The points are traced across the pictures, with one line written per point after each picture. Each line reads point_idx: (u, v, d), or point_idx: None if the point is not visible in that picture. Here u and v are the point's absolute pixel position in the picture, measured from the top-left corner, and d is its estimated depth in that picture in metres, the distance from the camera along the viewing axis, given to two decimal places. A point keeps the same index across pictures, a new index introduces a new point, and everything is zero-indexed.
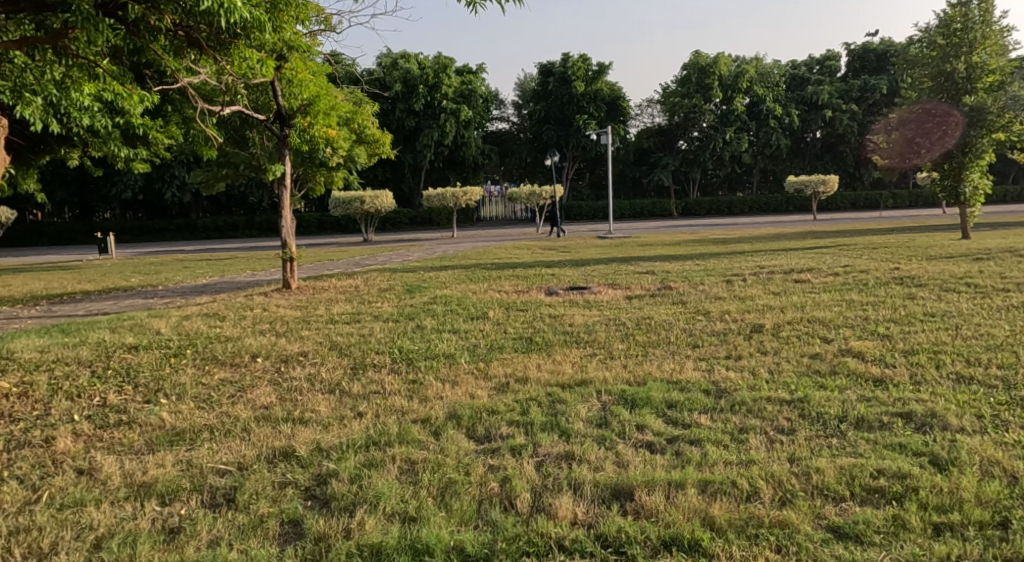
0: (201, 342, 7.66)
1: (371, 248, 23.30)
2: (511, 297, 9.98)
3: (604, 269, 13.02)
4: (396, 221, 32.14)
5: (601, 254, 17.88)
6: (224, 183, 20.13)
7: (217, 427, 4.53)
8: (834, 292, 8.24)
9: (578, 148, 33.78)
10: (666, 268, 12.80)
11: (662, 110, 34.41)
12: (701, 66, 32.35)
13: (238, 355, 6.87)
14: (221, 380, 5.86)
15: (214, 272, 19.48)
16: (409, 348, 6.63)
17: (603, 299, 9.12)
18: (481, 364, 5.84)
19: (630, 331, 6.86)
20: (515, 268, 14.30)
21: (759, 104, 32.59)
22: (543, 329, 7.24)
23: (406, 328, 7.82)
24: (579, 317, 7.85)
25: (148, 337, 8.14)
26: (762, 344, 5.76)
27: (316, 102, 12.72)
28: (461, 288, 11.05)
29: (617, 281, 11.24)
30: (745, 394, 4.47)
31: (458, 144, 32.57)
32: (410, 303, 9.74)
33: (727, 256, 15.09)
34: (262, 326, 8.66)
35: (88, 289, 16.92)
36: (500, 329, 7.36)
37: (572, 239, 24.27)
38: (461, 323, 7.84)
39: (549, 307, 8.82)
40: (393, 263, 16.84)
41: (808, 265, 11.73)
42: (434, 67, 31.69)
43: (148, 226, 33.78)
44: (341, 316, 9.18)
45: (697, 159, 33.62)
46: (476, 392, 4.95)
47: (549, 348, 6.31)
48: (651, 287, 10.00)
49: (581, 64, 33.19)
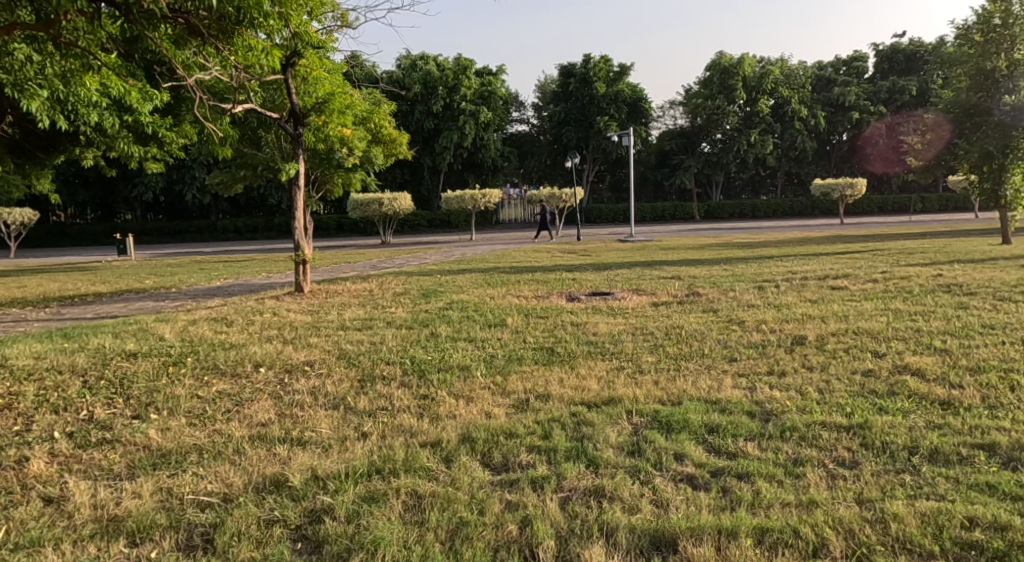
0: (205, 349, 7.24)
1: (389, 250, 22.93)
2: (530, 303, 9.54)
3: (628, 273, 12.52)
4: (415, 224, 31.78)
5: (623, 258, 17.37)
6: (240, 184, 19.84)
7: (205, 448, 4.11)
8: (877, 300, 7.70)
9: (599, 150, 33.28)
10: (692, 273, 12.29)
11: (685, 111, 33.83)
12: (725, 67, 31.84)
13: (241, 364, 6.47)
14: (220, 392, 5.45)
15: (229, 274, 19.20)
16: (422, 358, 6.20)
17: (628, 307, 8.66)
18: (499, 377, 5.39)
19: (661, 342, 6.39)
20: (535, 272, 13.84)
21: (784, 105, 31.93)
22: (565, 339, 6.78)
23: (419, 336, 7.40)
24: (603, 326, 7.38)
25: (152, 343, 7.77)
26: (807, 358, 5.26)
27: (331, 100, 12.28)
28: (479, 293, 10.61)
29: (641, 285, 10.78)
30: (796, 417, 4.00)
31: (478, 146, 32.19)
32: (425, 309, 9.31)
33: (755, 261, 14.54)
34: (270, 332, 8.27)
35: (102, 290, 16.69)
36: (519, 338, 6.91)
37: (592, 243, 23.79)
38: (477, 332, 7.39)
39: (571, 314, 8.35)
40: (410, 266, 16.44)
41: (843, 271, 11.20)
42: (454, 68, 31.37)
43: (167, 227, 33.69)
44: (353, 321, 8.77)
45: (720, 162, 33.00)
46: (493, 411, 4.51)
47: (573, 359, 5.85)
48: (678, 293, 9.54)
49: (602, 65, 32.88)
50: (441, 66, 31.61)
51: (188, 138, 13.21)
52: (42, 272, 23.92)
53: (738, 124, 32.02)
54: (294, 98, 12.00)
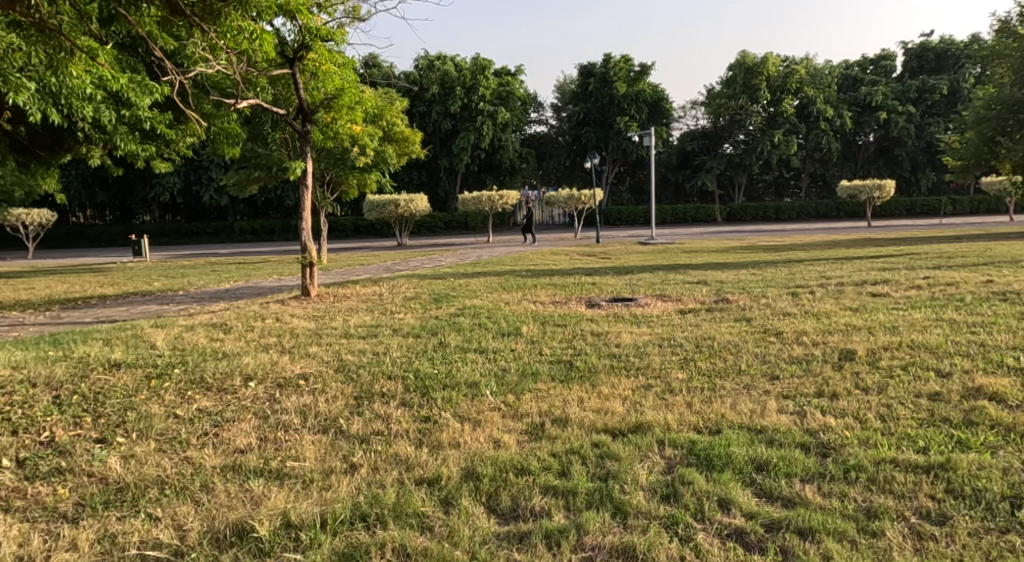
0: (195, 359, 6.72)
1: (404, 252, 22.40)
2: (547, 310, 8.97)
3: (650, 278, 11.89)
4: (431, 226, 31.28)
5: (644, 261, 16.73)
6: (254, 185, 19.43)
7: (169, 480, 3.62)
8: (926, 308, 7.05)
9: (618, 151, 32.65)
10: (720, 277, 11.67)
11: (707, 111, 33.14)
12: (748, 66, 31.15)
13: (231, 376, 5.94)
14: (202, 410, 4.94)
15: (240, 276, 18.75)
16: (428, 372, 5.62)
17: (653, 315, 8.08)
18: (511, 396, 4.80)
19: (692, 356, 5.78)
20: (552, 276, 13.25)
21: (809, 105, 31.13)
22: (586, 351, 6.18)
23: (426, 346, 6.83)
24: (627, 337, 6.76)
25: (141, 351, 7.25)
26: (861, 377, 4.62)
27: (341, 95, 11.57)
28: (494, 298, 10.05)
29: (666, 291, 10.20)
30: (862, 453, 3.45)
31: (495, 147, 31.66)
32: (436, 315, 8.73)
33: (784, 265, 13.87)
34: (269, 340, 7.72)
35: (109, 293, 16.28)
36: (535, 350, 6.30)
37: (612, 245, 23.13)
38: (489, 342, 6.81)
39: (591, 322, 7.74)
40: (424, 269, 15.90)
41: (882, 275, 10.55)
42: (472, 68, 30.88)
43: (184, 229, 33.37)
44: (358, 328, 8.21)
45: (742, 163, 32.25)
46: (504, 437, 3.95)
47: (596, 376, 5.25)
48: (706, 300, 8.94)
49: (623, 64, 32.29)
50: (459, 66, 31.12)
51: (194, 135, 12.75)
52: (54, 272, 23.60)
53: (762, 125, 31.27)
54: (302, 93, 11.39)
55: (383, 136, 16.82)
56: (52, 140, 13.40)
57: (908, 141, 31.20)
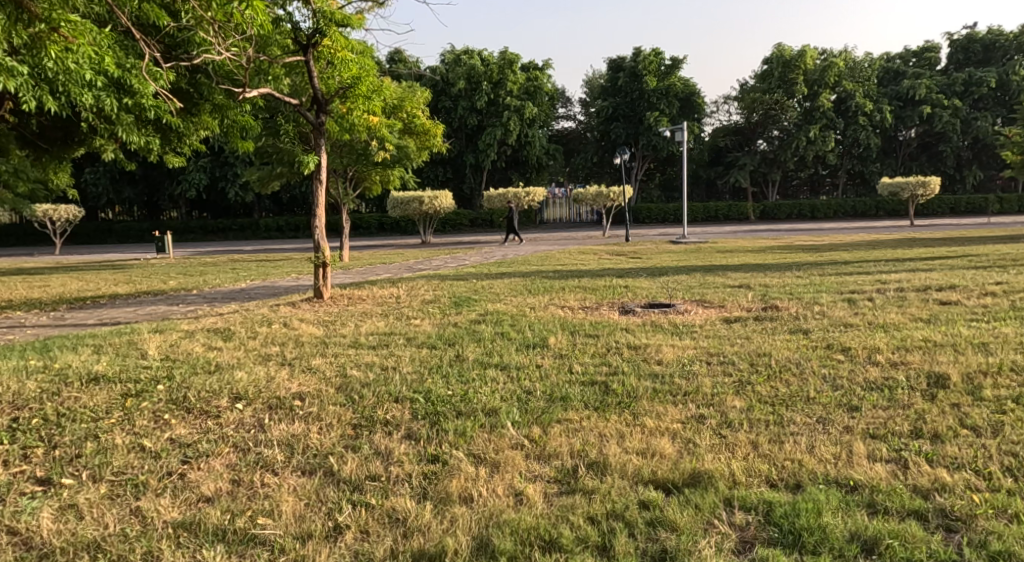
0: (185, 372, 6.02)
1: (428, 250, 21.66)
2: (576, 316, 8.23)
3: (687, 281, 11.07)
4: (456, 223, 30.59)
5: (678, 262, 15.81)
6: (275, 181, 18.85)
7: (107, 542, 3.09)
8: (1011, 321, 6.20)
9: (649, 147, 31.75)
10: (764, 280, 10.81)
11: (740, 107, 32.15)
12: (786, 60, 30.26)
13: (217, 396, 5.21)
14: (173, 439, 4.23)
15: (258, 275, 18.13)
16: (442, 394, 4.87)
17: (695, 324, 7.30)
18: (537, 428, 4.05)
19: (748, 377, 4.97)
20: (582, 277, 12.44)
21: (847, 100, 30.06)
22: (624, 370, 5.38)
23: (441, 360, 6.10)
24: (669, 352, 5.95)
25: (130, 362, 6.55)
26: (966, 412, 3.87)
27: (357, 84, 10.78)
28: (519, 302, 9.30)
29: (707, 295, 9.38)
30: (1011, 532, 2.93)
31: (522, 143, 30.86)
32: (455, 322, 7.97)
33: (831, 267, 13.01)
34: (270, 350, 7.00)
35: (124, 292, 15.71)
36: (565, 368, 5.55)
37: (644, 244, 22.27)
38: (512, 356, 6.05)
39: (626, 333, 6.94)
40: (447, 268, 15.20)
41: (945, 280, 9.62)
42: (499, 62, 30.10)
43: (210, 226, 32.99)
44: (368, 337, 7.46)
45: (777, 159, 31.17)
46: (528, 488, 3.32)
47: (637, 403, 4.47)
48: (753, 307, 8.15)
49: (653, 58, 31.34)
50: (486, 61, 30.37)
51: (206, 128, 12.12)
52: (74, 270, 23.16)
53: (798, 119, 30.17)
54: (316, 82, 10.65)
55: (404, 130, 16.07)
56: (63, 133, 12.82)
57: (953, 137, 29.89)
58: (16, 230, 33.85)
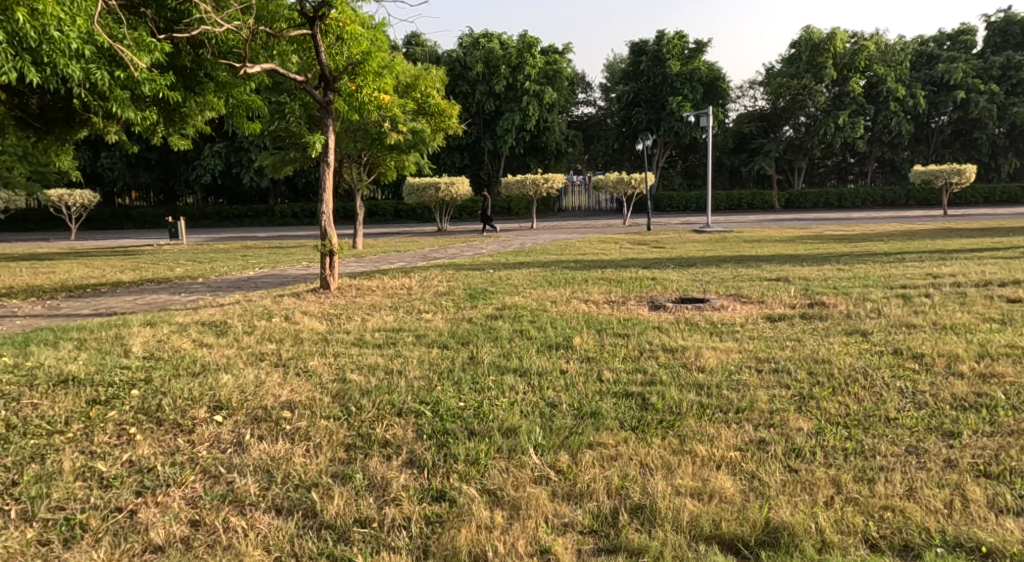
0: (166, 373, 5.39)
1: (445, 238, 21.02)
2: (603, 311, 7.55)
3: (717, 273, 10.36)
4: (472, 210, 29.93)
5: (706, 252, 15.03)
6: (288, 166, 18.23)
7: None
8: None
9: (670, 133, 30.73)
10: (803, 273, 10.06)
11: (766, 92, 31.22)
12: (814, 43, 29.09)
13: (195, 406, 4.55)
14: (131, 460, 3.56)
15: (269, 262, 17.54)
16: (453, 408, 4.20)
17: (735, 323, 6.61)
18: (565, 454, 3.42)
19: (808, 391, 4.24)
20: (605, 268, 11.71)
21: (878, 84, 29.04)
22: (663, 379, 4.66)
23: (453, 363, 5.43)
24: (710, 356, 5.25)
25: (110, 361, 5.89)
26: None
27: (368, 60, 10.15)
28: (540, 296, 8.63)
29: (743, 289, 8.66)
30: None
31: (541, 129, 30.08)
32: (469, 319, 7.29)
33: (873, 258, 12.20)
34: (266, 347, 6.36)
35: (130, 279, 15.13)
36: (594, 376, 4.85)
37: (666, 233, 21.51)
38: (532, 360, 5.37)
39: (659, 333, 6.22)
40: (463, 257, 14.55)
41: (1003, 274, 8.84)
42: (519, 46, 29.24)
43: (226, 211, 32.45)
44: (374, 333, 6.80)
45: (804, 146, 30.25)
46: (558, 544, 2.87)
47: (683, 422, 3.78)
48: (796, 303, 7.43)
49: (677, 41, 30.41)
50: (505, 44, 29.54)
51: (211, 108, 11.49)
52: (85, 255, 22.62)
53: (826, 105, 29.22)
54: (324, 58, 9.91)
55: (418, 110, 15.35)
56: (64, 114, 12.20)
57: (990, 123, 28.79)
58: (33, 215, 33.51)
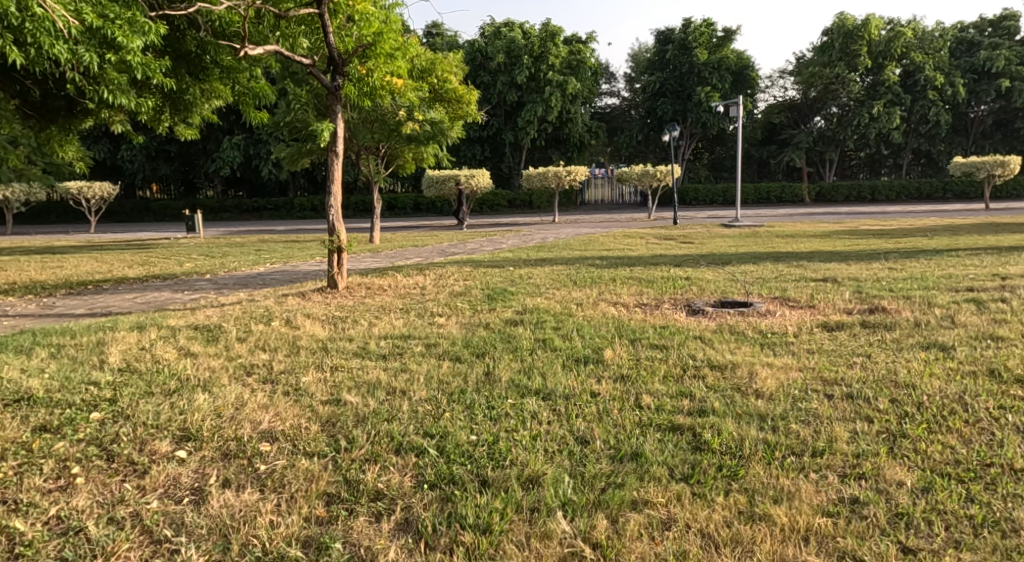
0: (136, 391, 4.68)
1: (465, 232, 20.32)
2: (634, 316, 6.79)
3: (757, 272, 9.56)
4: (493, 204, 29.19)
5: (738, 248, 14.22)
6: (303, 158, 17.58)
7: None
8: None
9: (698, 124, 29.81)
10: (852, 272, 9.22)
11: (797, 82, 30.16)
12: (847, 30, 27.96)
13: (157, 436, 3.83)
14: (61, 517, 2.97)
15: (282, 257, 16.91)
16: (462, 445, 3.49)
17: (787, 333, 5.82)
18: (603, 519, 2.82)
19: (896, 427, 3.45)
20: (635, 266, 10.94)
21: (915, 73, 27.94)
22: (714, 407, 3.88)
23: (464, 381, 4.67)
24: (766, 376, 4.45)
25: (78, 375, 5.16)
26: None
27: (380, 41, 9.38)
28: (565, 297, 7.89)
29: (789, 291, 7.86)
30: None
31: (564, 120, 29.27)
32: (486, 325, 6.54)
33: (923, 255, 11.32)
34: (258, 358, 5.64)
35: (136, 274, 14.51)
36: (631, 401, 4.08)
37: (694, 227, 20.68)
38: (558, 379, 4.59)
39: (702, 345, 5.44)
40: (482, 252, 13.83)
41: None
42: (542, 35, 28.44)
43: (245, 204, 31.91)
44: (380, 342, 6.07)
45: (836, 138, 29.25)
46: None
47: (750, 470, 3.07)
48: (852, 310, 6.62)
49: (704, 30, 29.48)
50: (527, 34, 28.75)
51: (215, 94, 10.81)
52: (100, 249, 22.12)
53: (860, 95, 28.26)
54: (332, 39, 9.24)
55: (434, 98, 14.61)
56: (66, 102, 11.55)
57: None
58: (57, 208, 33.22)
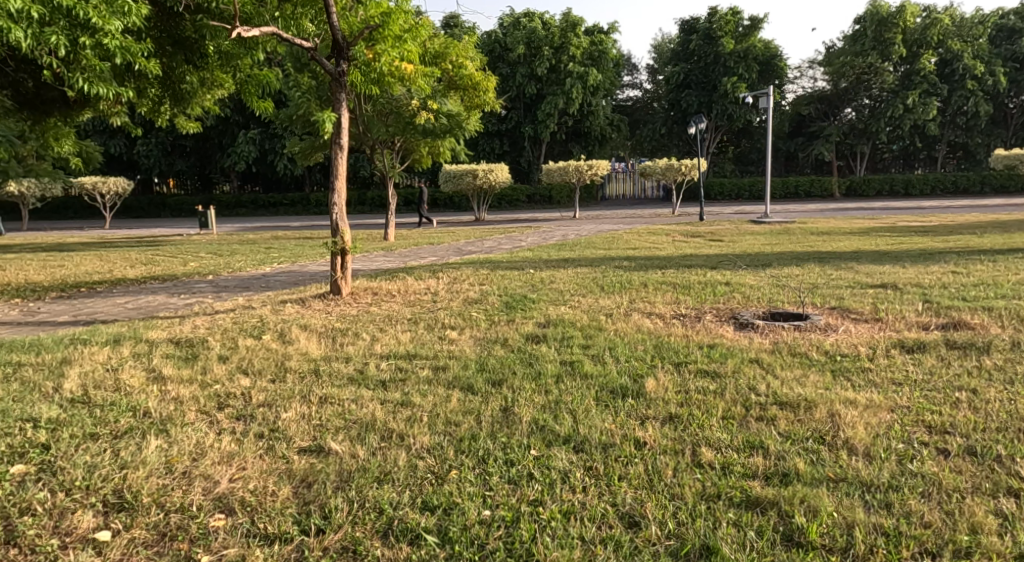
0: (77, 431, 3.86)
1: (483, 230, 19.50)
2: (674, 330, 5.90)
3: (804, 276, 8.63)
4: (512, 199, 28.29)
5: (774, 247, 13.31)
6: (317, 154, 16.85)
7: None
8: None
9: (724, 116, 28.75)
10: (911, 276, 8.30)
11: (827, 72, 29.03)
12: (882, 18, 26.96)
13: (83, 503, 3.06)
14: None
15: (291, 256, 16.14)
16: (474, 528, 2.83)
17: (858, 355, 4.92)
18: None
19: None
20: (666, 267, 10.04)
21: (952, 62, 26.72)
22: (797, 468, 3.07)
23: (475, 420, 3.80)
24: (854, 418, 3.53)
25: (21, 406, 4.38)
26: None
27: (388, 22, 8.49)
28: (592, 305, 7.03)
29: (846, 301, 6.96)
30: None
31: (585, 113, 28.34)
32: (504, 340, 5.68)
33: (981, 255, 10.36)
34: (238, 383, 4.82)
35: (137, 275, 13.75)
36: (683, 454, 3.25)
37: (722, 224, 19.74)
38: (590, 419, 3.71)
39: (763, 372, 4.56)
40: (501, 252, 13.01)
41: None
42: (563, 26, 27.49)
43: (260, 199, 31.21)
44: (382, 362, 5.23)
45: (868, 130, 28.02)
46: None
47: None
48: (929, 326, 5.70)
49: (730, 18, 28.22)
50: (547, 24, 27.77)
51: (215, 82, 10.02)
52: (110, 246, 21.49)
53: (894, 86, 27.03)
54: (334, 20, 8.15)
55: (448, 87, 13.75)
56: (60, 94, 10.81)
57: None
58: (74, 203, 32.74)
